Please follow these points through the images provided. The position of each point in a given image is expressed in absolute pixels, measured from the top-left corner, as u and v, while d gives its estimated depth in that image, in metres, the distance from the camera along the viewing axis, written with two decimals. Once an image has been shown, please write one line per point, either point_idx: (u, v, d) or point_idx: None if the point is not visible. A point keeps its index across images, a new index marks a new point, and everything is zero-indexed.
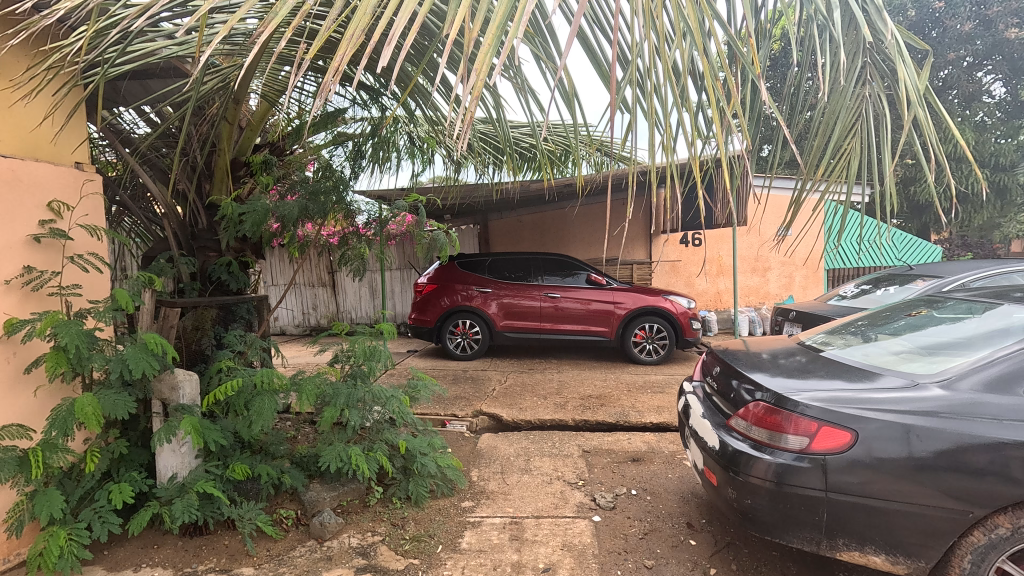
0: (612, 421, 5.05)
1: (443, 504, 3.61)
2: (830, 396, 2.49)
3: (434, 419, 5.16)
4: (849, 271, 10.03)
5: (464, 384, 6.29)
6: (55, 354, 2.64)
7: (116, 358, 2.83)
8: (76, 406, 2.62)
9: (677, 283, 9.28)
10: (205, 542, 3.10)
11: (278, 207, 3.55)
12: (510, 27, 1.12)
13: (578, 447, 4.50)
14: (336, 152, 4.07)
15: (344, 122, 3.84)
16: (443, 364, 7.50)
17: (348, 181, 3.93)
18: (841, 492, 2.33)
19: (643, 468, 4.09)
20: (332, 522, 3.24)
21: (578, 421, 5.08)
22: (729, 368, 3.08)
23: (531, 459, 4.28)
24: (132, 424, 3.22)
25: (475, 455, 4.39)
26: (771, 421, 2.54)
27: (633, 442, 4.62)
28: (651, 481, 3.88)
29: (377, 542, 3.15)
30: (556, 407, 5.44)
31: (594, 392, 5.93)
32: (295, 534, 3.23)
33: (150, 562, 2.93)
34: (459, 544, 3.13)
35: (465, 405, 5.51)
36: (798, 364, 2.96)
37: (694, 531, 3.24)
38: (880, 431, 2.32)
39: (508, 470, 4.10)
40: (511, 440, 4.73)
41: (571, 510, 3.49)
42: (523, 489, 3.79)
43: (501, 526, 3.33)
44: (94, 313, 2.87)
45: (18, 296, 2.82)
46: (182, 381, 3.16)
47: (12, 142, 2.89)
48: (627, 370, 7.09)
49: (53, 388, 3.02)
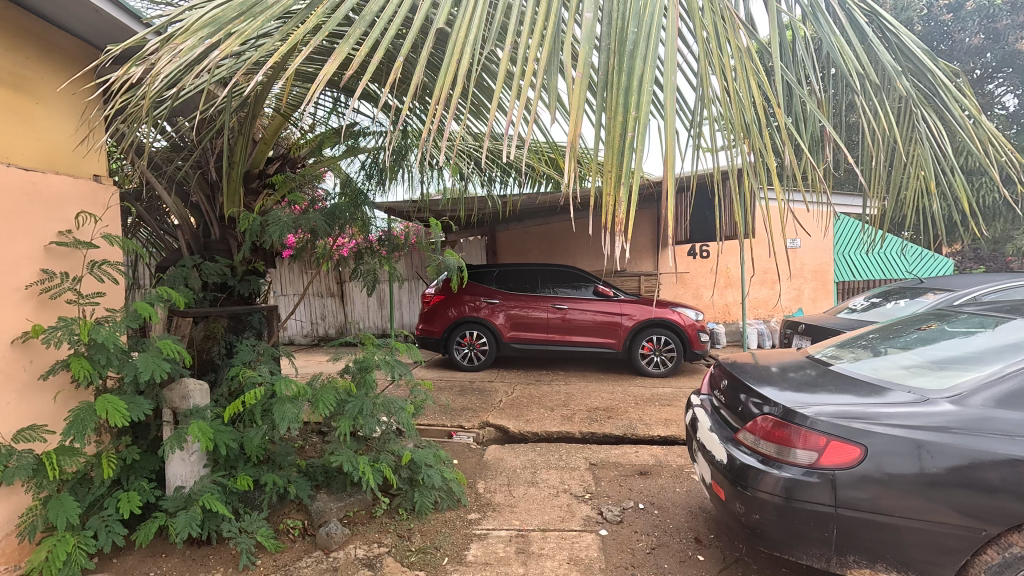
0: (620, 434, 5.02)
1: (449, 516, 3.61)
2: (839, 410, 2.48)
3: (440, 431, 5.16)
4: (859, 283, 9.97)
5: (471, 396, 6.29)
6: (79, 359, 2.74)
7: (127, 364, 2.90)
8: (96, 407, 2.72)
9: (684, 295, 9.29)
10: (212, 552, 3.12)
11: (301, 221, 3.61)
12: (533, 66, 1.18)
13: (585, 460, 4.48)
14: (352, 166, 4.18)
15: (362, 136, 3.96)
16: (451, 374, 7.51)
17: (365, 195, 4.10)
18: (850, 508, 2.30)
19: (650, 481, 4.06)
20: (338, 533, 3.24)
21: (586, 433, 5.06)
22: (737, 381, 3.06)
23: (538, 472, 4.27)
24: (143, 432, 3.27)
25: (482, 467, 4.38)
26: (779, 436, 2.52)
27: (641, 455, 4.58)
28: (658, 495, 3.84)
29: (383, 553, 3.15)
30: (563, 419, 5.42)
31: (601, 405, 5.91)
32: (301, 545, 3.24)
33: (158, 570, 2.95)
34: (465, 556, 3.12)
35: (472, 416, 5.50)
36: (807, 378, 2.94)
37: (702, 546, 3.21)
38: (890, 446, 2.30)
39: (514, 483, 4.09)
40: (518, 451, 4.73)
41: (578, 523, 3.47)
42: (529, 502, 3.77)
43: (507, 538, 3.31)
44: (111, 321, 2.94)
45: (36, 302, 2.89)
46: (193, 390, 3.20)
47: (34, 155, 2.97)
48: (635, 382, 7.06)
49: (71, 393, 3.10)
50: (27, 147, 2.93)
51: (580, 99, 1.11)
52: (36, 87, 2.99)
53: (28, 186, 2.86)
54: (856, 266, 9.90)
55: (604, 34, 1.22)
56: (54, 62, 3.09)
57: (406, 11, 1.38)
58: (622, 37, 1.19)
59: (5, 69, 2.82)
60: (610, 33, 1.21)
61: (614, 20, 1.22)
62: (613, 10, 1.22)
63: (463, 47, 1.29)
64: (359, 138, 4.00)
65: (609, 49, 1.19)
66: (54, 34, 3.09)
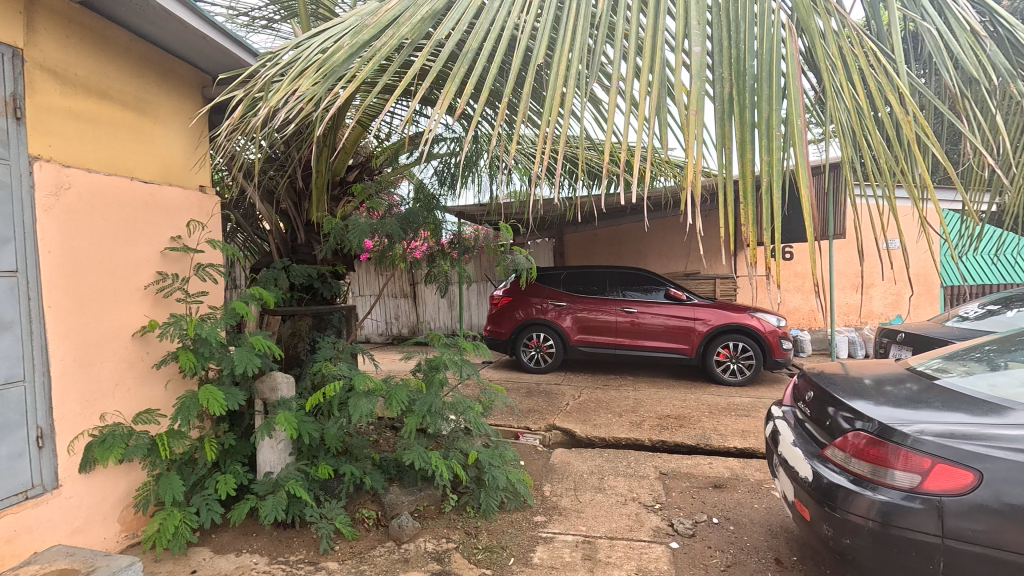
0: (693, 444, 4.82)
1: (515, 517, 3.63)
2: (947, 429, 2.23)
3: (507, 432, 5.21)
4: (972, 289, 8.91)
5: (537, 397, 6.30)
6: (187, 352, 3.05)
7: (226, 358, 3.19)
8: (200, 395, 3.00)
9: (764, 299, 8.76)
10: (296, 534, 3.34)
11: (380, 226, 3.80)
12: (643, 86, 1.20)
13: (655, 469, 4.34)
14: (425, 172, 4.32)
15: (435, 142, 4.09)
16: (518, 376, 7.56)
17: (437, 200, 4.22)
18: (960, 540, 2.06)
19: (725, 495, 3.86)
20: (410, 526, 3.36)
21: (656, 441, 4.90)
22: (824, 393, 2.84)
23: (605, 478, 4.19)
24: (238, 420, 3.58)
25: (548, 470, 4.37)
26: (874, 454, 2.31)
27: (715, 467, 4.37)
28: (734, 510, 3.65)
29: (452, 549, 3.22)
30: (632, 425, 5.29)
31: (672, 412, 5.70)
32: (375, 535, 3.39)
33: (250, 548, 3.20)
34: (531, 559, 3.13)
35: (539, 418, 5.51)
36: (908, 392, 2.67)
37: (783, 568, 3.00)
38: (1011, 473, 2.04)
39: (581, 488, 4.04)
40: (585, 456, 4.67)
41: (647, 533, 3.37)
42: (596, 508, 3.71)
43: (573, 543, 3.28)
44: (213, 318, 3.24)
45: (153, 300, 3.25)
46: (281, 383, 3.46)
47: (153, 170, 3.34)
48: (709, 391, 6.75)
49: (179, 382, 3.45)
50: (148, 163, 3.31)
51: (697, 131, 1.12)
52: (156, 109, 3.37)
53: (147, 197, 3.23)
54: (968, 270, 8.86)
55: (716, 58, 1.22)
56: (170, 86, 3.47)
57: (507, 42, 1.44)
58: (740, 64, 1.19)
59: (132, 95, 3.20)
60: (722, 56, 1.21)
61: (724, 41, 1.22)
62: (723, 41, 1.22)
63: (566, 72, 1.33)
64: (432, 145, 4.13)
65: (722, 78, 1.20)
66: (170, 61, 3.47)
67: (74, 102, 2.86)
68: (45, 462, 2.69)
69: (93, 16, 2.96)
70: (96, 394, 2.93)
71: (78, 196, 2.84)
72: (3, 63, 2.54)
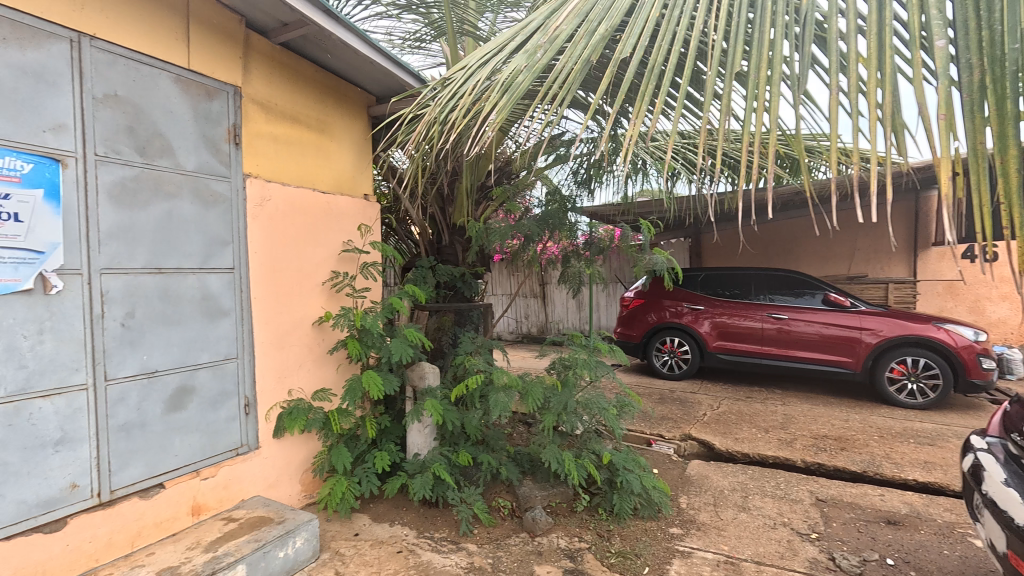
0: (858, 470, 4.23)
1: (650, 526, 3.52)
2: None
3: (639, 438, 5.07)
4: None
5: (671, 405, 6.03)
6: (353, 340, 3.48)
7: (384, 347, 3.58)
8: (363, 379, 3.41)
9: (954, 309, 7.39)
10: (439, 514, 3.61)
11: (518, 227, 4.07)
12: (876, 78, 1.10)
13: (810, 494, 3.89)
14: (561, 175, 4.35)
15: (570, 144, 4.11)
16: (649, 381, 7.30)
17: (570, 202, 4.30)
18: None
19: (903, 534, 3.32)
20: (543, 520, 3.43)
21: (811, 463, 4.39)
22: None
23: (750, 497, 3.87)
24: (392, 404, 3.98)
25: (685, 481, 4.16)
26: None
27: (888, 500, 3.78)
28: (915, 553, 3.12)
29: (584, 549, 3.23)
30: (781, 443, 4.81)
31: (831, 433, 5.06)
32: (510, 524, 3.53)
33: (401, 520, 3.54)
34: (668, 571, 3.01)
35: (673, 426, 5.27)
36: None
37: None
38: None
39: (722, 504, 3.78)
40: (725, 471, 4.36)
41: (801, 564, 3.03)
42: (740, 528, 3.44)
43: (715, 562, 3.08)
44: (374, 312, 3.66)
45: (328, 295, 3.77)
46: (428, 372, 3.76)
47: (331, 181, 3.86)
48: (879, 412, 5.86)
49: (346, 367, 3.94)
50: (327, 176, 3.83)
51: (945, 141, 1.00)
52: (332, 129, 3.88)
53: (326, 206, 3.76)
54: None
55: (966, 37, 1.06)
56: (344, 108, 3.98)
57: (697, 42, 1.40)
58: (997, 43, 1.02)
59: (317, 118, 3.74)
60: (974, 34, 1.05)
61: (975, 19, 1.06)
62: (973, 18, 1.06)
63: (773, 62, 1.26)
64: (568, 146, 4.17)
65: (972, 65, 1.03)
66: (344, 86, 3.97)
67: (275, 128, 3.43)
68: (251, 426, 3.26)
69: (289, 54, 3.52)
70: (286, 373, 3.47)
71: (276, 206, 3.40)
72: (228, 100, 3.14)
